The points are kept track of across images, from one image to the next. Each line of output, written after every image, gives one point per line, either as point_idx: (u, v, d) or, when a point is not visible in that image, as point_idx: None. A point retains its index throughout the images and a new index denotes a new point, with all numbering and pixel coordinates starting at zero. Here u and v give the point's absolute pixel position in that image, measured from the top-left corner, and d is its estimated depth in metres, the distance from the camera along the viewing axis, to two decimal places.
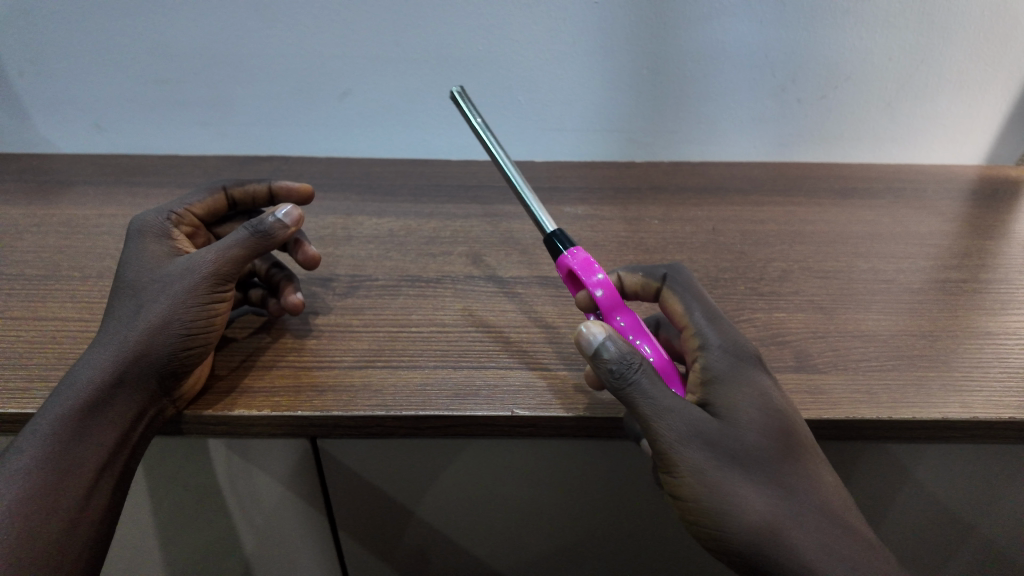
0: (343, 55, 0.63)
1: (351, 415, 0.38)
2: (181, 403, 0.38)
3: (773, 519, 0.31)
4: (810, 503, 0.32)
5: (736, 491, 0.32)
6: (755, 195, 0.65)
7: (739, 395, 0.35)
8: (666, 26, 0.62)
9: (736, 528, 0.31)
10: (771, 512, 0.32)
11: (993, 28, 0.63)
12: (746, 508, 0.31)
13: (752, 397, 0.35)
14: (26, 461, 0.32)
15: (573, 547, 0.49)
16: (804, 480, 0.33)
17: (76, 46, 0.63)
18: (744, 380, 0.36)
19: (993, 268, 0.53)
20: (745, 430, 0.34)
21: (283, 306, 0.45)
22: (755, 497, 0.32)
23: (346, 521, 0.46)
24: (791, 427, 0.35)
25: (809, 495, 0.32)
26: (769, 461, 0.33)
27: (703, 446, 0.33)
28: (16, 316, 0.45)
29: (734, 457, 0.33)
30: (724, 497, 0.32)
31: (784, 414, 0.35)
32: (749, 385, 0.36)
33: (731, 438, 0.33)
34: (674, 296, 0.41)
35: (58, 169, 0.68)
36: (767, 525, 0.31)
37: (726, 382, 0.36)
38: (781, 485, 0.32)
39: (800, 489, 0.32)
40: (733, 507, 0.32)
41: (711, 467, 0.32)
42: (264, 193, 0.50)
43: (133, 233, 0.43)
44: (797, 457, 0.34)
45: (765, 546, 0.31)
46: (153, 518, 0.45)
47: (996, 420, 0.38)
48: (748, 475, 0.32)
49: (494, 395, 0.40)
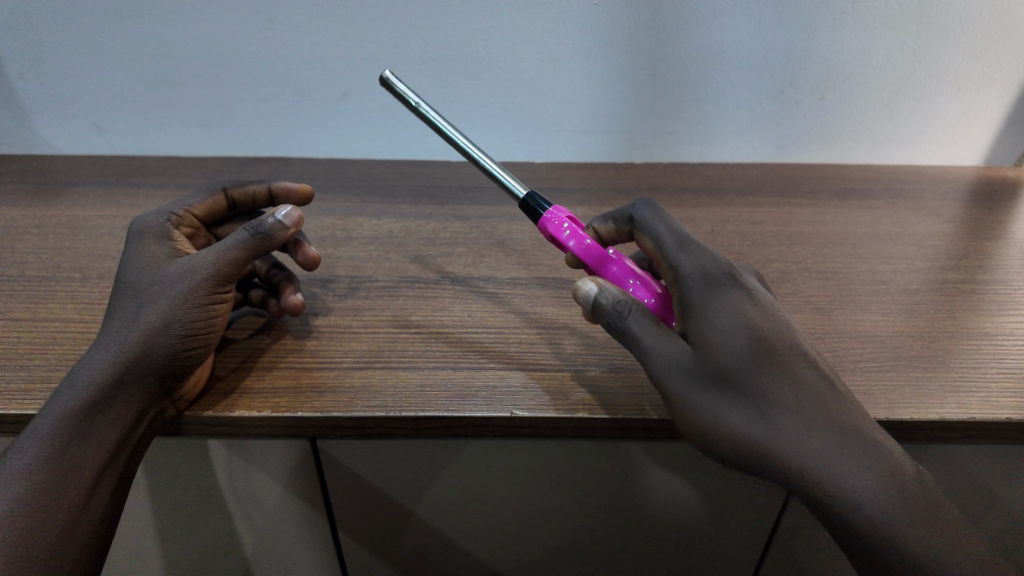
0: (342, 56, 0.64)
1: (351, 416, 0.38)
2: (182, 404, 0.38)
3: (748, 431, 0.35)
4: (789, 411, 0.35)
5: (717, 409, 0.35)
6: (753, 196, 0.65)
7: (714, 318, 0.37)
8: (665, 27, 0.62)
9: (719, 444, 0.35)
10: (753, 424, 0.35)
11: (991, 29, 0.63)
12: (726, 423, 0.35)
13: (725, 317, 0.37)
14: (28, 462, 0.32)
15: (572, 547, 0.49)
16: (780, 389, 0.36)
17: (76, 48, 0.63)
18: (716, 302, 0.38)
19: (991, 269, 0.53)
20: (720, 352, 0.36)
21: (283, 307, 0.45)
22: (735, 416, 0.35)
23: (346, 522, 0.46)
24: (763, 340, 0.37)
25: (788, 405, 0.35)
26: (745, 379, 0.35)
27: (685, 373, 0.36)
28: (17, 317, 0.45)
29: (711, 380, 0.36)
30: (705, 417, 0.35)
31: (757, 329, 0.37)
32: (721, 305, 0.38)
33: (707, 363, 0.36)
34: (644, 234, 0.42)
35: (58, 170, 0.68)
36: (750, 437, 0.35)
37: (700, 305, 0.38)
38: (758, 397, 0.35)
39: (776, 401, 0.35)
40: (714, 426, 0.35)
41: (693, 391, 0.36)
42: (264, 194, 0.49)
43: (134, 234, 0.43)
44: (773, 369, 0.36)
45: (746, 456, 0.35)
46: (153, 518, 0.45)
47: (993, 421, 0.38)
48: (726, 395, 0.35)
49: (493, 396, 0.40)
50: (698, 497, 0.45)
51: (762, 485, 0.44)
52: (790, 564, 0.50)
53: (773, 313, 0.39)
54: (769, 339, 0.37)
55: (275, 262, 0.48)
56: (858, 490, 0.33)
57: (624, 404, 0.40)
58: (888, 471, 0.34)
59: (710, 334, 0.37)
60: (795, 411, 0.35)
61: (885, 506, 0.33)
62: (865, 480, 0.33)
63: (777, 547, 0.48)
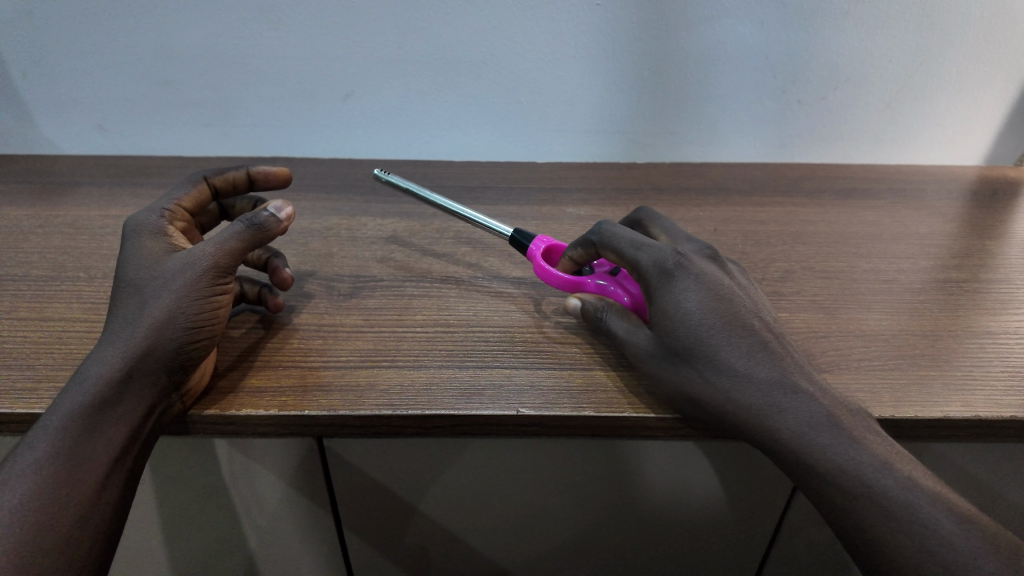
0: (346, 56, 0.64)
1: (357, 415, 0.38)
2: (188, 399, 0.39)
3: (715, 399, 0.36)
4: (745, 374, 0.36)
5: (677, 376, 0.38)
6: (756, 196, 0.66)
7: (673, 299, 0.39)
8: (668, 28, 0.62)
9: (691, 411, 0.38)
10: (710, 387, 0.37)
11: (993, 30, 0.63)
12: (692, 393, 0.37)
13: (681, 292, 0.39)
14: (38, 458, 0.32)
15: (577, 545, 0.49)
16: (736, 355, 0.37)
17: (80, 48, 0.63)
18: (675, 284, 0.39)
19: (993, 268, 0.53)
20: (681, 328, 0.38)
21: (273, 281, 0.48)
22: (700, 385, 0.37)
23: (352, 520, 0.46)
24: (718, 313, 0.38)
25: (744, 368, 0.37)
26: (704, 353, 0.37)
27: (652, 352, 0.39)
28: (22, 317, 0.45)
29: (674, 356, 0.38)
30: (675, 389, 0.38)
31: (713, 304, 0.39)
32: (679, 282, 0.39)
33: (666, 337, 0.39)
34: (604, 248, 0.44)
35: (61, 170, 0.68)
36: (708, 399, 0.37)
37: (659, 286, 0.40)
38: (714, 363, 0.37)
39: (736, 372, 0.36)
40: (681, 397, 0.38)
41: (660, 368, 0.39)
42: (244, 180, 0.49)
43: (129, 233, 0.42)
44: (728, 339, 0.38)
45: (717, 420, 0.37)
46: (158, 516, 0.45)
47: (998, 419, 0.38)
48: (683, 364, 0.38)
49: (499, 394, 0.40)
50: (701, 496, 0.45)
51: (765, 483, 0.44)
52: (791, 563, 0.50)
53: (735, 294, 0.40)
54: (725, 313, 0.39)
55: (274, 252, 0.49)
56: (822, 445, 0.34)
57: (629, 403, 0.40)
58: (847, 425, 0.34)
59: (667, 311, 0.39)
60: (750, 374, 0.36)
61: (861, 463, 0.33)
62: (823, 433, 0.34)
63: (779, 546, 0.49)
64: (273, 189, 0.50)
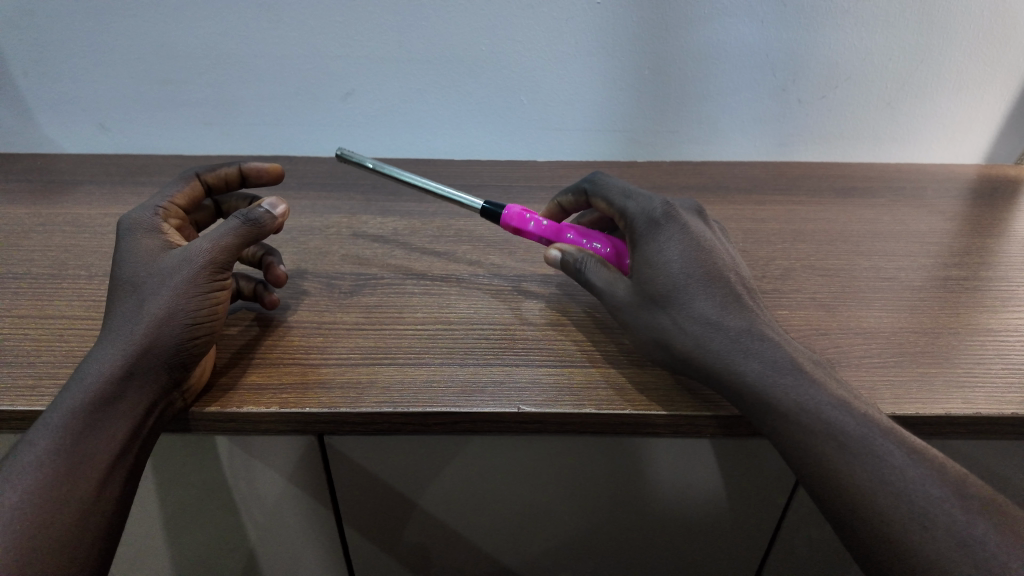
0: (345, 55, 0.64)
1: (358, 411, 0.38)
2: (189, 397, 0.39)
3: (683, 344, 0.38)
4: (716, 322, 0.38)
5: (652, 323, 0.40)
6: (756, 194, 0.66)
7: (655, 250, 0.41)
8: (668, 26, 0.62)
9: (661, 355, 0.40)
10: (682, 332, 0.38)
11: (993, 28, 0.63)
12: (663, 338, 0.39)
13: (664, 243, 0.41)
14: (39, 455, 0.32)
15: (577, 543, 0.49)
16: (710, 306, 0.39)
17: (80, 47, 0.63)
18: (660, 236, 0.42)
19: (993, 266, 0.53)
20: (661, 277, 0.40)
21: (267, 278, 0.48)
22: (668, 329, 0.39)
23: (353, 517, 0.46)
24: (698, 265, 0.40)
25: (716, 315, 0.38)
26: (678, 302, 0.39)
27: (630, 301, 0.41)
28: (24, 315, 0.45)
29: (652, 304, 0.40)
30: (648, 333, 0.40)
31: (693, 256, 0.41)
32: (663, 233, 0.42)
33: (646, 285, 0.40)
34: (597, 195, 0.47)
35: (62, 168, 0.68)
36: (679, 345, 0.38)
37: (644, 236, 0.42)
38: (687, 311, 0.39)
39: (707, 320, 0.38)
40: (654, 343, 0.40)
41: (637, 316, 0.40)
42: (235, 175, 0.49)
43: (124, 230, 0.42)
44: (703, 287, 0.39)
45: (685, 365, 0.38)
46: (160, 514, 0.45)
47: (999, 416, 0.38)
48: (658, 310, 0.39)
49: (500, 391, 0.40)
50: (702, 494, 0.45)
51: (766, 481, 0.44)
52: (791, 561, 0.50)
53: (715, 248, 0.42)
54: (703, 264, 0.40)
55: (269, 249, 0.49)
56: (818, 416, 0.33)
57: (631, 399, 0.40)
58: (810, 375, 0.35)
59: (648, 259, 0.41)
60: (721, 322, 0.38)
61: (874, 448, 0.32)
62: (787, 376, 0.35)
63: (779, 544, 0.49)
64: (264, 185, 0.50)
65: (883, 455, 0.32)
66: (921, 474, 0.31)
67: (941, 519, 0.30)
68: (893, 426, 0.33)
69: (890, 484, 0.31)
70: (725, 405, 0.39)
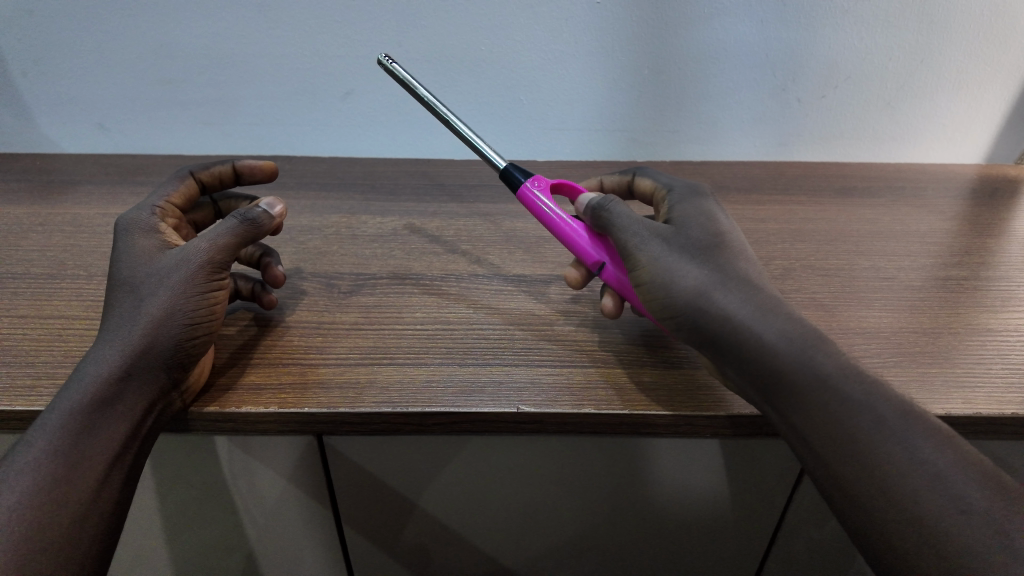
0: (344, 54, 0.64)
1: (358, 412, 0.38)
2: (188, 397, 0.39)
3: (708, 285, 0.37)
4: (751, 283, 0.38)
5: (682, 267, 0.38)
6: (756, 194, 0.66)
7: (697, 215, 0.43)
8: (668, 26, 0.62)
9: (680, 293, 0.37)
10: (717, 282, 0.37)
11: (993, 27, 0.63)
12: (687, 276, 0.38)
13: (705, 213, 0.43)
14: (37, 455, 0.32)
15: (577, 543, 0.49)
16: (742, 269, 0.39)
17: (79, 47, 0.63)
18: (703, 208, 0.44)
19: (993, 266, 0.53)
20: (700, 233, 0.41)
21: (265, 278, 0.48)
22: (697, 272, 0.38)
23: (352, 517, 0.46)
24: (735, 238, 0.42)
25: (750, 279, 0.38)
26: (714, 254, 0.39)
27: (659, 241, 0.40)
28: (23, 315, 0.45)
29: (684, 249, 0.40)
30: (673, 269, 0.38)
31: (730, 233, 0.42)
32: (705, 208, 0.44)
33: (682, 235, 0.41)
34: (644, 176, 0.50)
35: (61, 168, 0.68)
36: (715, 291, 0.37)
37: (684, 210, 0.43)
38: (720, 264, 0.39)
39: (739, 275, 0.38)
40: (675, 278, 0.38)
41: (664, 254, 0.39)
42: (230, 173, 0.49)
43: (121, 230, 0.42)
44: (737, 257, 0.40)
45: (707, 303, 0.37)
46: (160, 515, 0.45)
47: (999, 416, 0.38)
48: (691, 258, 0.39)
49: (499, 391, 0.40)
50: (702, 494, 0.45)
51: (766, 481, 0.44)
52: (792, 562, 0.50)
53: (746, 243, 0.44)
54: (737, 242, 0.41)
55: (266, 249, 0.49)
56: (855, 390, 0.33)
57: (630, 399, 0.40)
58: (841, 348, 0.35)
59: (688, 225, 0.42)
60: (757, 286, 0.38)
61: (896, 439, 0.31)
62: (823, 343, 0.35)
63: (779, 544, 0.49)
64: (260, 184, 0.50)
65: (913, 437, 0.31)
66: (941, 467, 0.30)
67: (970, 502, 0.29)
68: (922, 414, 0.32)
69: (916, 467, 0.30)
70: (725, 405, 0.39)
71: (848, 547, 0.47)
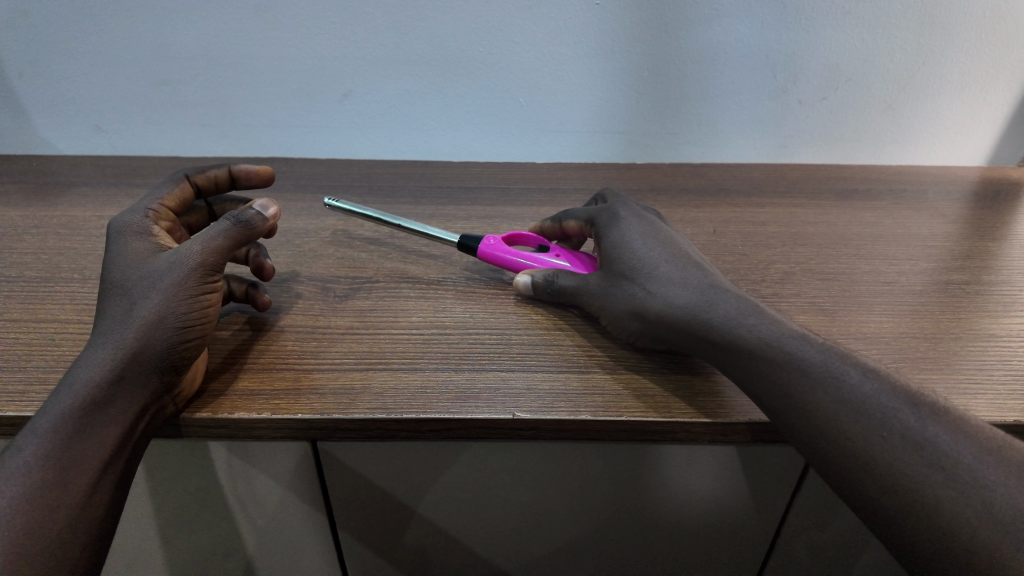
0: (342, 55, 0.63)
1: (352, 418, 0.38)
2: (181, 401, 0.38)
3: (639, 304, 0.42)
4: (676, 285, 0.42)
5: (621, 295, 0.43)
6: (755, 196, 0.65)
7: (617, 233, 0.47)
8: (667, 27, 0.62)
9: (625, 318, 0.42)
10: (649, 295, 0.42)
11: (995, 29, 0.63)
12: (620, 301, 0.43)
13: (623, 227, 0.47)
14: (27, 460, 0.32)
15: (574, 547, 0.48)
16: (665, 272, 0.43)
17: (76, 48, 0.63)
18: (619, 223, 0.47)
19: (996, 270, 0.53)
20: (620, 252, 0.45)
21: (256, 270, 0.48)
22: (628, 296, 0.43)
23: (347, 522, 0.45)
24: (654, 244, 0.45)
25: (679, 285, 0.42)
26: (636, 272, 0.43)
27: (597, 282, 0.45)
28: (16, 318, 0.45)
29: (614, 278, 0.44)
30: (611, 303, 0.43)
31: (650, 236, 0.46)
32: (622, 222, 0.48)
33: (609, 261, 0.45)
34: (566, 219, 0.52)
35: (58, 170, 0.68)
36: (648, 305, 0.41)
37: (607, 226, 0.48)
38: (646, 278, 0.43)
39: (660, 283, 0.42)
40: (615, 306, 0.43)
41: (602, 291, 0.44)
42: (225, 177, 0.49)
43: (113, 233, 0.42)
44: (663, 263, 0.44)
45: (645, 322, 0.41)
46: (154, 520, 0.45)
47: (1001, 423, 0.38)
48: (622, 284, 0.43)
49: (495, 398, 0.39)
50: (702, 499, 0.44)
51: (766, 487, 0.43)
52: (793, 565, 0.49)
53: (675, 236, 0.48)
54: (659, 247, 0.45)
55: (257, 246, 0.49)
56: (782, 350, 0.36)
57: (628, 406, 0.39)
58: (771, 315, 0.39)
59: (614, 242, 0.46)
60: (682, 282, 0.42)
61: (897, 426, 0.31)
62: (747, 318, 0.38)
63: (780, 548, 0.48)
64: (255, 187, 0.50)
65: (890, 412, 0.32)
66: (951, 448, 0.30)
67: (948, 464, 0.29)
68: (926, 398, 0.32)
69: (921, 448, 0.30)
70: (724, 412, 0.39)
71: (849, 552, 0.47)
